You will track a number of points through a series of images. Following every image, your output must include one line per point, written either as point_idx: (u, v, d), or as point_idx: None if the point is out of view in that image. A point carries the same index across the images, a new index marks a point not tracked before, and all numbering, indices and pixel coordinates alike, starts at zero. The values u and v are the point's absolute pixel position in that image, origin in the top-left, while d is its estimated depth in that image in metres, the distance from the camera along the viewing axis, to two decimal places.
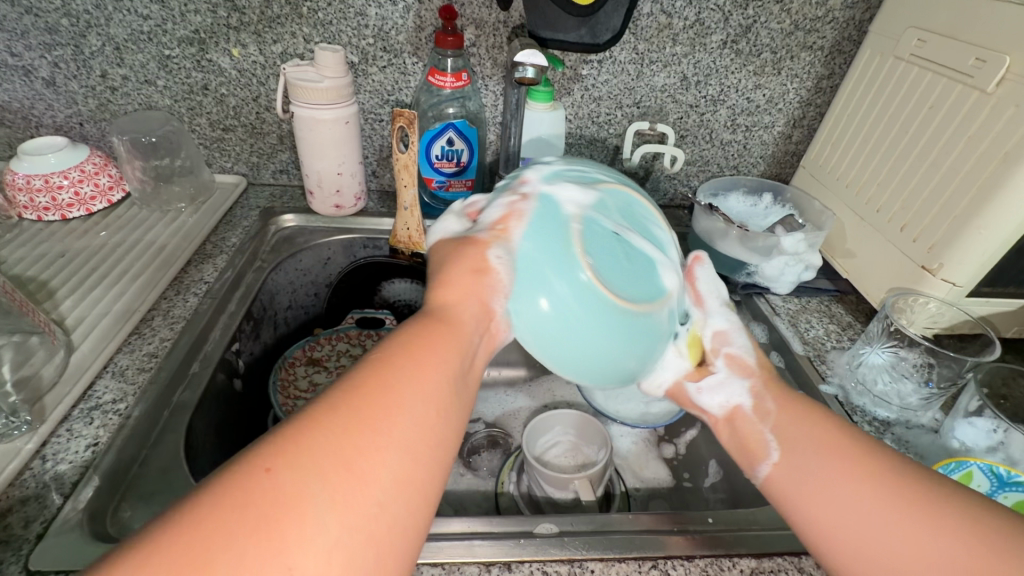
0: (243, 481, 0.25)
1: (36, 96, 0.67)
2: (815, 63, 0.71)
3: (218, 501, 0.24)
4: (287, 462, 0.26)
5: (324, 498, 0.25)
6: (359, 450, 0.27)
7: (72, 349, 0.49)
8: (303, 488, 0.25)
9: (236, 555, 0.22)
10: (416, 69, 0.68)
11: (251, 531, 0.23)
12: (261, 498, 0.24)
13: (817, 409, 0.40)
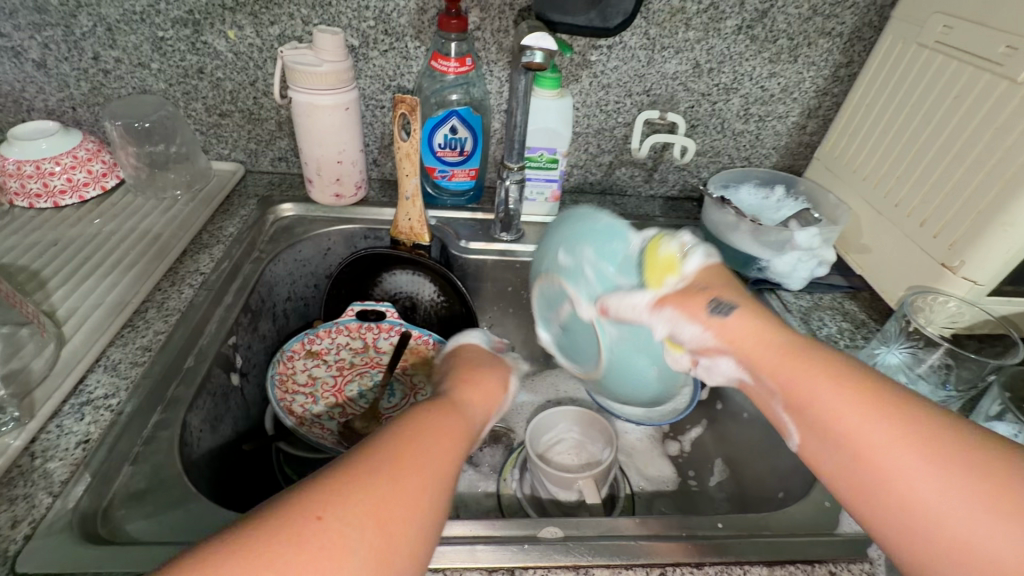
0: (294, 525, 0.27)
1: (26, 79, 0.65)
2: (833, 50, 0.68)
3: (274, 534, 0.27)
4: (337, 511, 0.28)
5: (361, 551, 0.27)
6: (393, 505, 0.29)
7: (63, 341, 0.47)
8: (346, 540, 0.27)
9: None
10: (419, 53, 0.65)
11: (303, 571, 0.25)
12: (310, 545, 0.26)
13: (820, 360, 0.38)
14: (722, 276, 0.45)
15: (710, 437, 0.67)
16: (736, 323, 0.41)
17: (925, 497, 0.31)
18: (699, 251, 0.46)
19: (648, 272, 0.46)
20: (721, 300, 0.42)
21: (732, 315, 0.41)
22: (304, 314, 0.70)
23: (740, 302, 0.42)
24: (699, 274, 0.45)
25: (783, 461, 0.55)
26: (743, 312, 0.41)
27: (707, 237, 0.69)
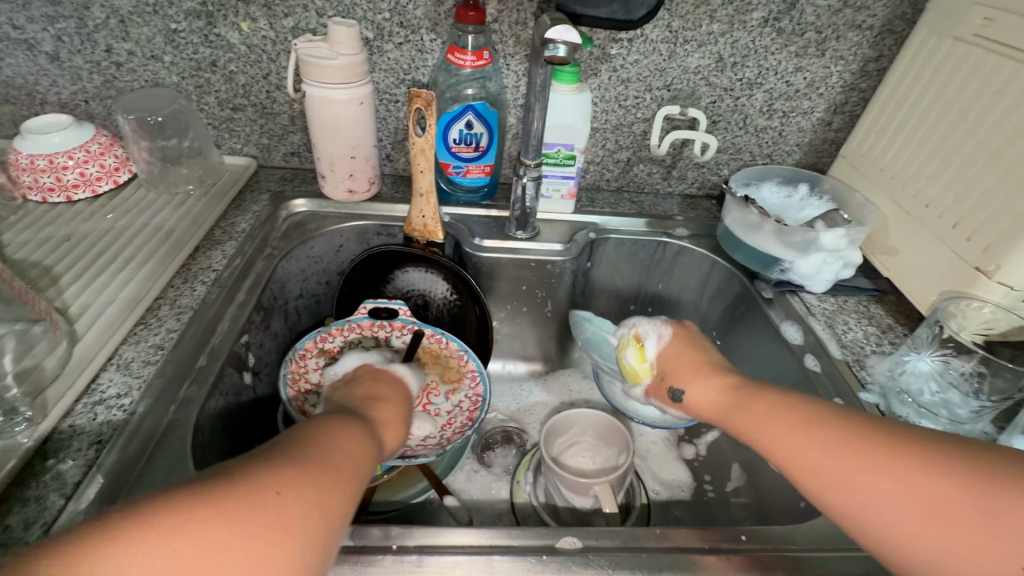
0: (256, 496, 0.30)
1: (40, 71, 0.65)
2: (862, 44, 0.66)
3: (237, 498, 0.30)
4: (293, 490, 0.32)
5: (309, 530, 0.31)
6: (336, 496, 0.34)
7: (75, 339, 0.47)
8: (298, 517, 0.31)
9: (241, 554, 0.28)
10: (434, 46, 0.64)
11: (260, 538, 0.29)
12: (268, 515, 0.30)
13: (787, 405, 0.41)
14: (674, 358, 0.53)
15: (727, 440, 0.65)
16: (695, 399, 0.48)
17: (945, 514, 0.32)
18: (649, 342, 0.55)
19: (629, 377, 0.57)
20: (674, 386, 0.51)
21: (686, 397, 0.49)
22: (316, 311, 0.69)
23: (686, 383, 0.49)
24: (659, 362, 0.54)
25: None
26: (693, 388, 0.49)
27: (728, 237, 0.68)
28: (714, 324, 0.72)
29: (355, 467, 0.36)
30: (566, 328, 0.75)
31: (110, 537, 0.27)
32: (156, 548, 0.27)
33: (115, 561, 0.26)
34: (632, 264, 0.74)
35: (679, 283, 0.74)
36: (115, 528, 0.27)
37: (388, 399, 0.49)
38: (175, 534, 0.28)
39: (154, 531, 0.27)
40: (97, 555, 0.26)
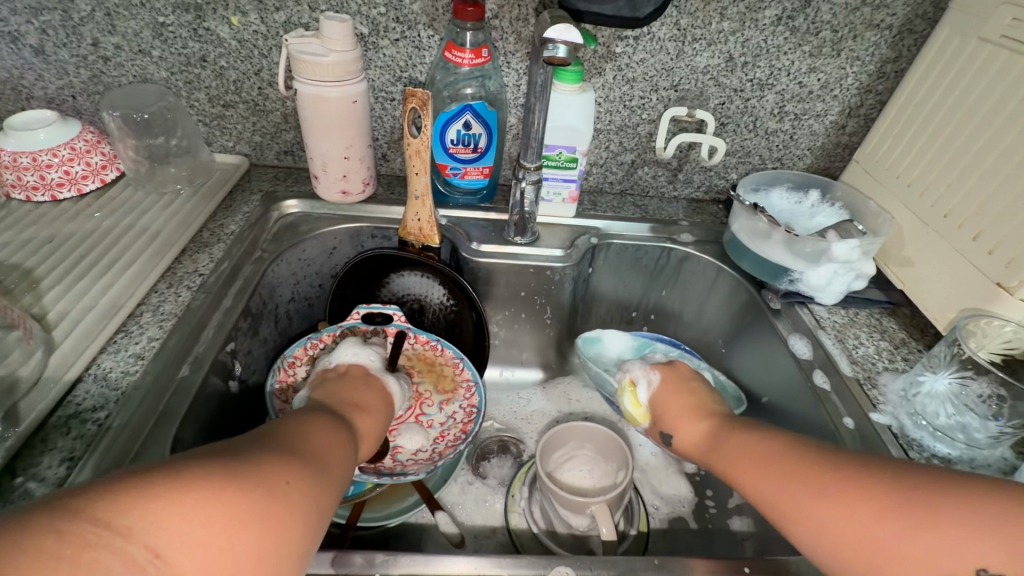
0: (269, 481, 0.31)
1: (25, 65, 0.63)
2: (880, 44, 0.63)
3: (254, 479, 0.30)
4: (300, 483, 0.32)
5: (308, 528, 0.31)
6: (329, 501, 0.34)
7: (51, 347, 0.45)
8: (302, 510, 0.31)
9: (255, 536, 0.28)
10: (432, 43, 0.61)
11: (272, 522, 0.29)
12: (281, 502, 0.30)
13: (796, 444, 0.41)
14: (664, 405, 0.53)
15: None
16: (684, 442, 0.49)
17: (937, 540, 0.32)
18: (638, 390, 0.55)
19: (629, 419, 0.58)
20: (664, 430, 0.51)
21: (675, 442, 0.50)
22: (308, 315, 0.67)
23: (674, 427, 0.50)
24: (651, 407, 0.54)
25: None
26: (680, 432, 0.49)
27: (734, 244, 0.65)
28: (719, 334, 0.70)
29: (341, 478, 0.36)
30: (566, 335, 0.73)
31: (139, 493, 0.26)
32: (184, 513, 0.27)
33: (152, 515, 0.26)
34: (634, 270, 0.71)
35: (683, 291, 0.71)
36: (144, 487, 0.27)
37: (376, 410, 0.48)
38: (201, 503, 0.27)
39: (189, 493, 0.27)
40: (129, 508, 0.26)
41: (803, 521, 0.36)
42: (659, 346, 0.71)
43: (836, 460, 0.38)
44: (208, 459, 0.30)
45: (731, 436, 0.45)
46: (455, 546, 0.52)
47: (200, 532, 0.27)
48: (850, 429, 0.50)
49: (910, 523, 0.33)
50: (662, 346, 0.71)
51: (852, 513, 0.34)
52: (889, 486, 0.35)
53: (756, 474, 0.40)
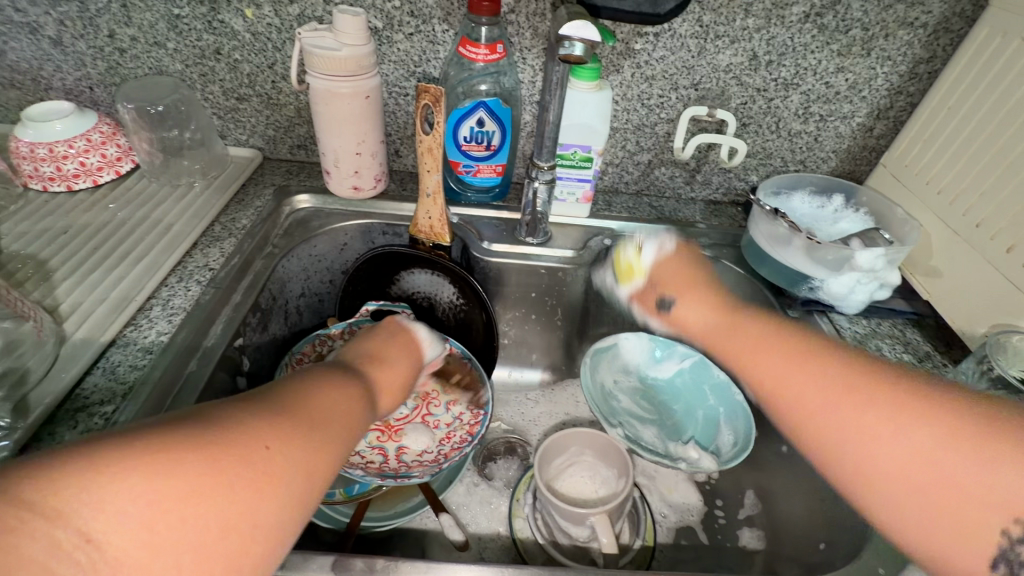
0: (242, 444, 0.29)
1: (43, 56, 0.63)
2: (913, 43, 0.60)
3: (221, 443, 0.28)
4: (284, 444, 0.30)
5: (294, 488, 0.29)
6: (327, 458, 0.32)
7: (63, 340, 0.45)
8: (285, 472, 0.29)
9: (225, 500, 0.27)
10: (446, 38, 0.60)
11: (245, 489, 0.27)
12: (257, 467, 0.28)
13: (809, 358, 0.40)
14: (671, 271, 0.53)
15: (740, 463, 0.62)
16: (684, 313, 0.50)
17: (978, 494, 0.30)
18: (648, 250, 0.55)
19: (620, 276, 0.57)
20: (666, 295, 0.52)
21: (674, 309, 0.51)
22: (319, 311, 0.67)
23: (683, 297, 0.51)
24: (656, 269, 0.54)
25: (828, 506, 0.50)
26: (688, 302, 0.50)
27: (753, 249, 0.63)
28: None
29: (346, 433, 0.35)
30: (576, 337, 0.72)
31: (81, 470, 0.24)
32: (130, 489, 0.24)
33: (90, 493, 0.24)
34: None
35: None
36: (87, 462, 0.25)
37: (390, 362, 0.47)
38: (154, 473, 0.25)
39: (135, 468, 0.25)
40: (65, 489, 0.23)
41: (830, 445, 0.36)
42: (678, 349, 0.68)
43: (877, 394, 0.35)
44: (181, 423, 0.28)
45: (752, 340, 0.44)
46: (460, 549, 0.52)
47: (150, 506, 0.25)
48: None
49: (943, 463, 0.32)
50: (681, 351, 0.68)
51: (880, 451, 0.34)
52: (928, 421, 0.33)
53: (782, 383, 0.40)
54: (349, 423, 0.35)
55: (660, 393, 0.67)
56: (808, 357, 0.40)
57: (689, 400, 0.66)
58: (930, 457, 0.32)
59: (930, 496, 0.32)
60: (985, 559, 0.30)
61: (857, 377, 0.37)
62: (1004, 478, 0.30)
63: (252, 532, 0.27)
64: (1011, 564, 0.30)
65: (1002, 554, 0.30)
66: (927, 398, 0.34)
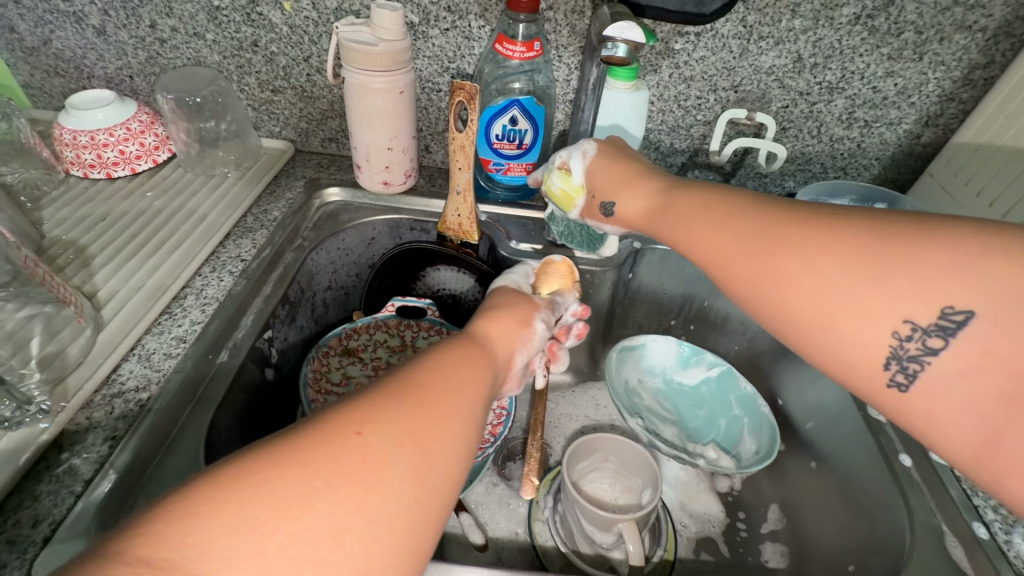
0: (333, 440, 0.27)
1: (87, 45, 0.64)
2: (970, 47, 0.57)
3: (310, 448, 0.26)
4: (375, 426, 0.28)
5: (402, 468, 0.27)
6: (431, 424, 0.29)
7: (100, 326, 0.46)
8: (385, 454, 0.27)
9: (329, 502, 0.25)
10: (482, 34, 0.59)
11: (347, 487, 0.26)
12: (353, 457, 0.26)
13: (732, 214, 0.41)
14: (601, 173, 0.52)
15: (766, 476, 0.60)
16: (626, 207, 0.50)
17: (881, 305, 0.33)
18: (571, 169, 0.54)
19: (561, 204, 0.57)
20: (604, 200, 0.52)
21: (617, 210, 0.51)
22: (344, 304, 0.67)
23: (617, 194, 0.51)
24: (588, 179, 0.53)
25: (859, 526, 0.48)
26: (626, 196, 0.50)
27: None
28: (765, 349, 0.67)
29: (452, 391, 0.32)
30: (600, 340, 0.71)
31: (180, 518, 0.23)
32: (230, 522, 0.23)
33: (193, 536, 0.22)
34: (677, 276, 0.69)
35: (728, 302, 0.68)
36: (186, 507, 0.23)
37: (498, 311, 0.45)
38: (251, 502, 0.24)
39: (231, 497, 0.24)
40: (172, 538, 0.22)
41: (765, 301, 0.37)
42: (708, 357, 0.67)
43: (791, 234, 0.36)
44: (270, 441, 0.27)
45: (683, 206, 0.44)
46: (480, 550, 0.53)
47: (256, 531, 0.23)
48: (907, 467, 0.47)
49: (857, 297, 0.33)
50: (710, 358, 0.67)
51: (811, 301, 0.34)
52: (834, 252, 0.34)
53: (711, 243, 0.41)
54: (452, 379, 0.33)
55: (684, 397, 0.66)
56: (738, 220, 0.40)
57: (713, 407, 0.65)
58: (860, 304, 0.33)
59: (838, 319, 0.33)
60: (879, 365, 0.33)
61: (773, 223, 0.38)
62: (903, 289, 0.32)
63: (372, 528, 0.25)
64: (902, 363, 0.32)
65: (894, 356, 0.33)
66: (832, 228, 0.35)
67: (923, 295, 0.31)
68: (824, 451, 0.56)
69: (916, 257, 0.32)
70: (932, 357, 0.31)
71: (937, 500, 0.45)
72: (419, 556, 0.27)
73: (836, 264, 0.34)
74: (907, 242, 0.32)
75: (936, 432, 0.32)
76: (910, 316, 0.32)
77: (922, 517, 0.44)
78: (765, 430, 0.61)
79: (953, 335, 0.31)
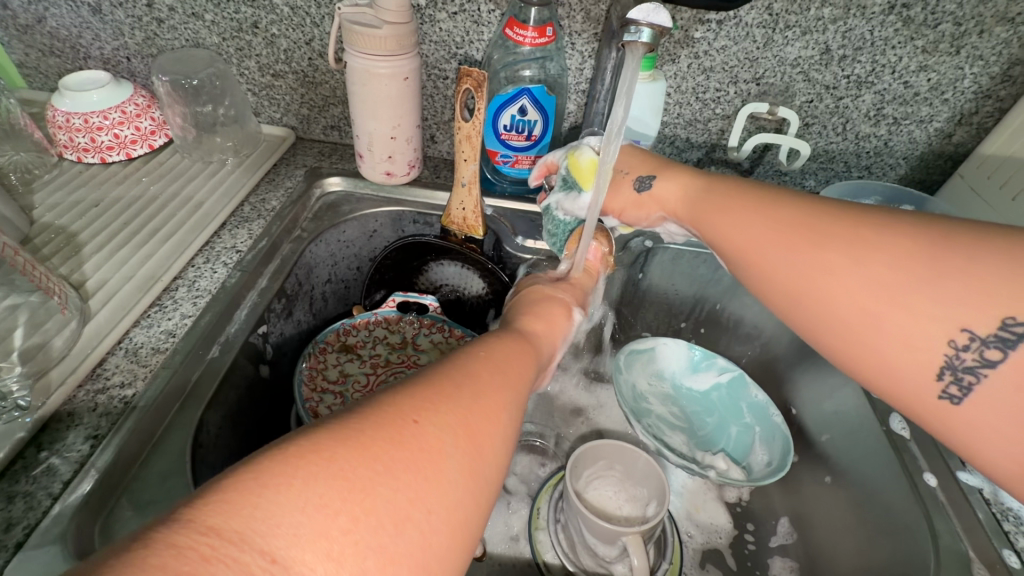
0: (391, 425, 0.25)
1: (82, 24, 0.62)
2: (1012, 41, 0.53)
3: (374, 431, 0.24)
4: (432, 416, 0.26)
5: (457, 460, 0.25)
6: (484, 416, 0.28)
7: (87, 317, 0.44)
8: (441, 445, 0.25)
9: (390, 488, 0.23)
10: (492, 19, 0.57)
11: (406, 473, 0.23)
12: (411, 445, 0.24)
13: (776, 205, 0.40)
14: (640, 158, 0.52)
15: (776, 487, 0.58)
16: (663, 189, 0.50)
17: (935, 308, 0.31)
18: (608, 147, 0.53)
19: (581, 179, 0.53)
20: (641, 176, 0.51)
21: (654, 186, 0.50)
22: (344, 297, 0.65)
23: (657, 171, 0.51)
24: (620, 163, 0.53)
25: (878, 547, 0.46)
26: (666, 179, 0.50)
27: None
28: (780, 354, 0.64)
29: (504, 383, 0.31)
30: (607, 341, 0.68)
31: (250, 486, 0.21)
32: (299, 497, 0.21)
33: (264, 508, 0.20)
34: (689, 277, 0.66)
35: (741, 305, 0.65)
36: (257, 476, 0.21)
37: (539, 305, 0.44)
38: (317, 480, 0.22)
39: (296, 473, 0.22)
40: (241, 507, 0.20)
41: (807, 296, 0.36)
42: (719, 361, 0.64)
43: (838, 229, 0.36)
44: (336, 419, 0.25)
45: (721, 202, 0.44)
46: (476, 559, 0.51)
47: (323, 510, 0.21)
48: (931, 487, 0.45)
49: (911, 290, 0.32)
50: (722, 363, 0.64)
51: (861, 299, 0.33)
52: (886, 250, 0.33)
53: (747, 236, 0.40)
54: (506, 375, 0.32)
55: (694, 403, 0.64)
56: (779, 212, 0.39)
57: (724, 414, 0.62)
58: (919, 307, 0.31)
59: (883, 318, 0.32)
60: (930, 372, 0.31)
61: (819, 217, 0.37)
62: (958, 291, 0.31)
63: (430, 517, 0.23)
64: (957, 374, 0.30)
65: (948, 366, 0.31)
66: (881, 227, 0.34)
67: (981, 295, 0.30)
68: (840, 465, 0.54)
69: (975, 260, 0.30)
70: (988, 369, 0.30)
71: (963, 523, 0.42)
72: (468, 549, 0.25)
73: (891, 264, 0.32)
74: (962, 244, 0.31)
75: (977, 448, 0.30)
76: (968, 325, 0.30)
77: (948, 542, 0.41)
78: (777, 441, 0.58)
79: (1012, 348, 0.29)
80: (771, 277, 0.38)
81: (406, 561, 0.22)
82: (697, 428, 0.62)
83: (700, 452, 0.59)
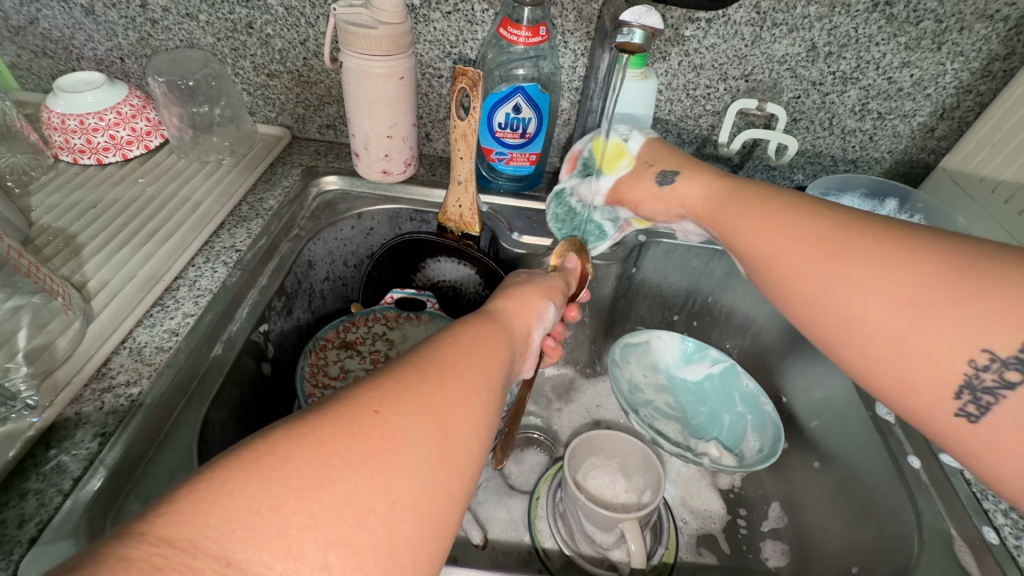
0: (349, 420, 0.26)
1: (75, 25, 0.62)
2: (990, 38, 0.55)
3: (333, 427, 0.25)
4: (393, 405, 0.27)
5: (423, 448, 0.26)
6: (451, 405, 0.29)
7: (89, 318, 0.45)
8: (404, 433, 0.26)
9: (349, 482, 0.24)
10: (486, 18, 0.57)
11: (367, 465, 0.24)
12: (370, 437, 0.25)
13: (799, 212, 0.41)
14: (666, 153, 0.54)
15: (768, 473, 0.60)
16: (684, 187, 0.51)
17: (949, 323, 0.32)
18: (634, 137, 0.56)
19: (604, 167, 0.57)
20: (664, 170, 0.52)
21: (677, 182, 0.51)
22: (343, 294, 0.66)
23: (681, 167, 0.51)
24: (643, 155, 0.55)
25: (865, 529, 0.48)
26: (688, 177, 0.51)
27: None
28: (770, 344, 0.66)
29: (474, 368, 0.32)
30: (603, 334, 0.69)
31: (202, 493, 0.22)
32: (253, 500, 0.22)
33: (217, 515, 0.21)
34: (681, 271, 0.67)
35: (732, 296, 0.67)
36: (209, 484, 0.22)
37: (511, 291, 0.45)
38: (273, 479, 0.22)
39: (252, 477, 0.22)
40: (195, 516, 0.21)
41: (819, 301, 0.37)
42: (711, 352, 0.66)
43: (860, 241, 0.37)
44: (291, 423, 0.26)
45: (744, 207, 0.45)
46: (477, 548, 0.52)
47: (278, 512, 0.22)
48: (915, 469, 0.47)
49: (926, 303, 0.32)
50: (714, 354, 0.66)
51: (873, 313, 0.34)
52: (901, 267, 0.34)
53: (765, 243, 0.42)
54: (477, 362, 0.33)
55: (686, 393, 0.65)
56: (796, 218, 0.41)
57: (716, 404, 0.64)
58: (925, 321, 0.32)
59: (897, 329, 0.33)
60: (949, 389, 0.32)
61: (840, 228, 0.38)
62: (972, 306, 0.31)
63: (393, 507, 0.24)
64: (976, 394, 0.31)
65: (968, 386, 0.31)
66: (902, 244, 0.35)
67: (991, 311, 0.31)
68: (828, 450, 0.55)
69: (996, 279, 0.31)
70: (1008, 391, 0.30)
71: (947, 505, 0.44)
72: (444, 535, 0.26)
73: (901, 273, 0.34)
74: (984, 265, 0.31)
75: (991, 461, 0.31)
76: (987, 345, 0.31)
77: (931, 521, 0.43)
78: (767, 430, 0.60)
79: None
80: (788, 281, 0.40)
81: (371, 553, 0.23)
82: (694, 419, 0.63)
83: (695, 442, 0.61)
